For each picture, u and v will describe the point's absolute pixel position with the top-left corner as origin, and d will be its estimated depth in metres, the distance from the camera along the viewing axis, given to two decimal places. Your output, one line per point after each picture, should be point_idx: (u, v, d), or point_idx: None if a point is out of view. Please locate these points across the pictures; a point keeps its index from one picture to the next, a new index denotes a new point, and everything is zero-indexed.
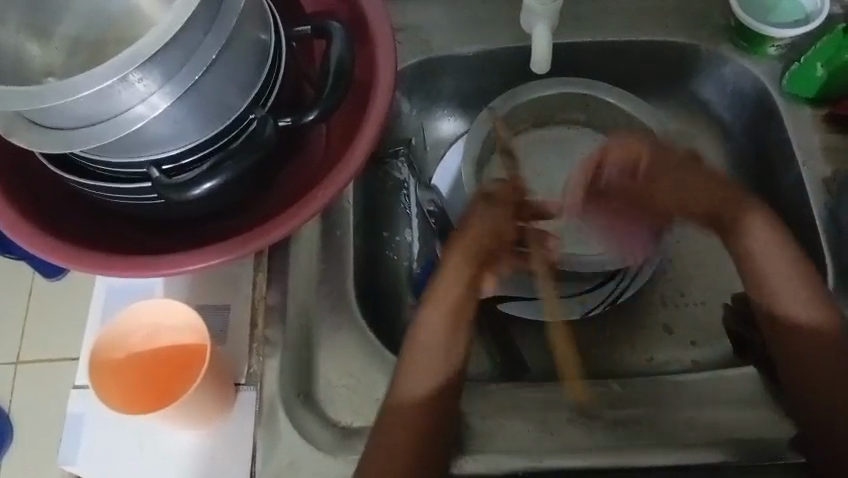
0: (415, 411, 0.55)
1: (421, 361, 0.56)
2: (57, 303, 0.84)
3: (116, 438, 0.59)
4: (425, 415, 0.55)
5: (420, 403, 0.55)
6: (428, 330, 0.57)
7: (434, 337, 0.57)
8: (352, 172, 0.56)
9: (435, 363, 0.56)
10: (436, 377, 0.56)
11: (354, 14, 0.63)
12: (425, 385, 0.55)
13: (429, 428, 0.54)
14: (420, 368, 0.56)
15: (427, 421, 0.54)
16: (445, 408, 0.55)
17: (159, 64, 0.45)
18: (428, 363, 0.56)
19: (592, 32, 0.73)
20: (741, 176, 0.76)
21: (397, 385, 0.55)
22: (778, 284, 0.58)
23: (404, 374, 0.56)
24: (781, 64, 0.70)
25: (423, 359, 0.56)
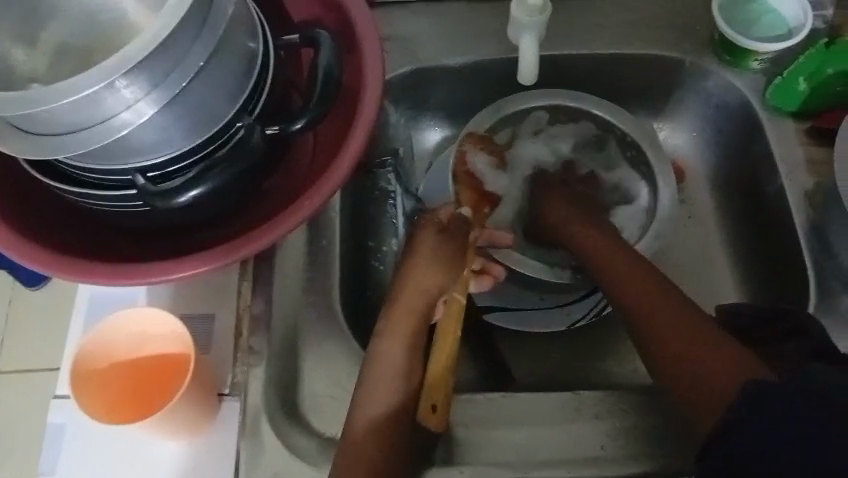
0: (372, 432, 0.54)
1: (381, 375, 0.56)
2: (39, 313, 0.81)
3: (97, 449, 0.58)
4: (390, 429, 0.54)
5: (382, 418, 0.54)
6: (386, 348, 0.57)
7: (392, 355, 0.57)
8: (338, 181, 0.56)
9: (390, 385, 0.56)
10: (393, 399, 0.55)
11: (342, 22, 0.62)
12: (385, 399, 0.55)
13: (394, 440, 0.54)
14: (379, 383, 0.55)
15: (391, 434, 0.54)
16: (403, 428, 0.55)
17: (146, 71, 0.45)
18: (388, 377, 0.56)
19: (577, 44, 0.74)
20: (725, 188, 0.77)
21: (358, 401, 0.55)
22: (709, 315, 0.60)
23: (362, 396, 0.55)
24: (764, 78, 0.71)
25: (380, 375, 0.56)
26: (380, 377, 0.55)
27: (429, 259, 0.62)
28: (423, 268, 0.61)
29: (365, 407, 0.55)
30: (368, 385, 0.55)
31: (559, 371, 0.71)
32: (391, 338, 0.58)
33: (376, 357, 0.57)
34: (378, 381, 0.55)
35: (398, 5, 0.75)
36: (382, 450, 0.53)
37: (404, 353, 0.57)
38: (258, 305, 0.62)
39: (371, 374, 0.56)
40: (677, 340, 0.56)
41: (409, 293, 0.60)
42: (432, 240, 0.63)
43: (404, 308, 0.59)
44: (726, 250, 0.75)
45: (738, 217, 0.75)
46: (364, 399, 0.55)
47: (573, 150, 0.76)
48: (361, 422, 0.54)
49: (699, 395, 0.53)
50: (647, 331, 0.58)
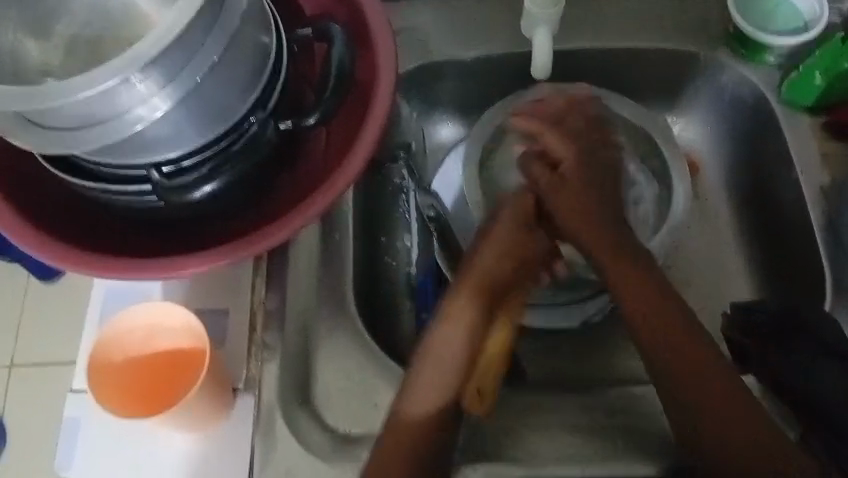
0: (414, 431, 0.53)
1: (431, 378, 0.54)
2: (52, 306, 0.82)
3: (113, 443, 0.59)
4: (432, 431, 0.53)
5: (426, 420, 0.54)
6: (443, 345, 0.55)
7: (450, 352, 0.55)
8: (351, 175, 0.56)
9: (439, 385, 0.54)
10: (439, 401, 0.54)
11: (355, 17, 0.62)
12: (431, 404, 0.54)
13: (432, 445, 0.53)
14: (427, 385, 0.54)
15: (430, 438, 0.53)
16: (442, 432, 0.54)
17: (160, 65, 0.45)
18: (438, 380, 0.54)
19: (591, 37, 0.73)
20: (740, 182, 0.76)
21: (402, 402, 0.54)
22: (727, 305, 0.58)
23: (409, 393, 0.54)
24: (778, 72, 0.70)
25: (431, 375, 0.55)
26: (431, 376, 0.54)
27: (498, 252, 0.59)
28: (494, 262, 0.58)
29: (411, 408, 0.54)
30: (416, 386, 0.54)
31: (571, 367, 0.71)
32: (453, 332, 0.56)
33: (429, 355, 0.55)
34: (426, 383, 0.54)
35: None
36: (421, 453, 0.53)
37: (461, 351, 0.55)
38: (271, 300, 0.62)
39: (422, 373, 0.55)
40: (690, 379, 0.53)
41: (475, 289, 0.57)
42: (504, 230, 0.59)
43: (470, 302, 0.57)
44: (740, 246, 0.75)
45: (752, 212, 0.75)
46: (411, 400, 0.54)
47: None
48: (403, 426, 0.53)
49: (713, 427, 0.52)
50: (664, 359, 0.54)
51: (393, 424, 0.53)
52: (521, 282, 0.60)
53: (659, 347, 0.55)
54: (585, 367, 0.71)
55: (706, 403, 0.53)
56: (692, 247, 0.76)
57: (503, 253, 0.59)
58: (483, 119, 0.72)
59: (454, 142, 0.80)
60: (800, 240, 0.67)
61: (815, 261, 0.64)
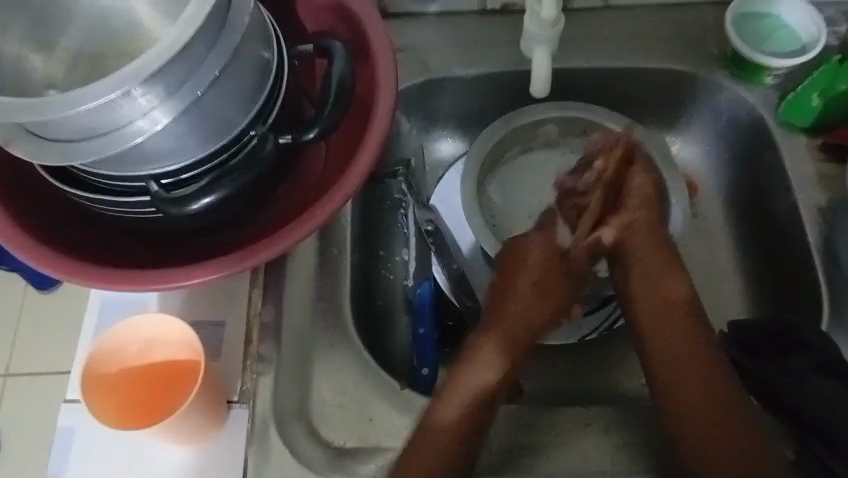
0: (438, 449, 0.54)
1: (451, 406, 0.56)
2: (49, 316, 0.82)
3: (106, 453, 0.59)
4: (458, 442, 0.54)
5: (455, 429, 0.55)
6: (475, 365, 0.58)
7: (488, 364, 0.58)
8: (350, 189, 0.57)
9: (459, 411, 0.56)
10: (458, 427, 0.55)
11: (357, 34, 0.63)
12: (462, 415, 0.55)
13: (456, 457, 0.54)
14: (465, 393, 0.56)
15: (457, 446, 0.54)
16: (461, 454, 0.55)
17: (162, 79, 0.45)
18: (472, 388, 0.57)
19: (590, 56, 0.74)
20: (737, 202, 0.77)
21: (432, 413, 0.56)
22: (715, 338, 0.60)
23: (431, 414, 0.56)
24: (776, 93, 0.71)
25: (468, 386, 0.57)
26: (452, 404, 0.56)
27: (544, 281, 0.63)
28: (528, 301, 0.62)
29: (438, 418, 0.55)
30: (450, 398, 0.56)
31: (569, 383, 0.71)
32: (489, 353, 0.59)
33: (464, 374, 0.58)
34: (462, 394, 0.56)
35: (410, 17, 0.76)
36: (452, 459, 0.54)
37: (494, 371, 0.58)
38: (267, 313, 0.62)
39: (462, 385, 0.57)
40: (702, 390, 0.56)
41: (516, 315, 0.61)
42: (543, 258, 0.63)
43: (503, 331, 0.60)
44: (738, 265, 0.75)
45: (750, 232, 0.75)
46: (444, 411, 0.55)
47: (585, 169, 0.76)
48: (433, 431, 0.54)
49: (712, 443, 0.54)
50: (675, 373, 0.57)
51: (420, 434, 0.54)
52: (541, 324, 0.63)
53: (668, 361, 0.58)
54: (581, 384, 0.71)
55: (710, 416, 0.55)
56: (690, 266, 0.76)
57: (545, 284, 0.63)
58: (484, 134, 0.72)
59: (453, 158, 0.80)
60: (797, 260, 0.67)
61: (811, 280, 0.65)
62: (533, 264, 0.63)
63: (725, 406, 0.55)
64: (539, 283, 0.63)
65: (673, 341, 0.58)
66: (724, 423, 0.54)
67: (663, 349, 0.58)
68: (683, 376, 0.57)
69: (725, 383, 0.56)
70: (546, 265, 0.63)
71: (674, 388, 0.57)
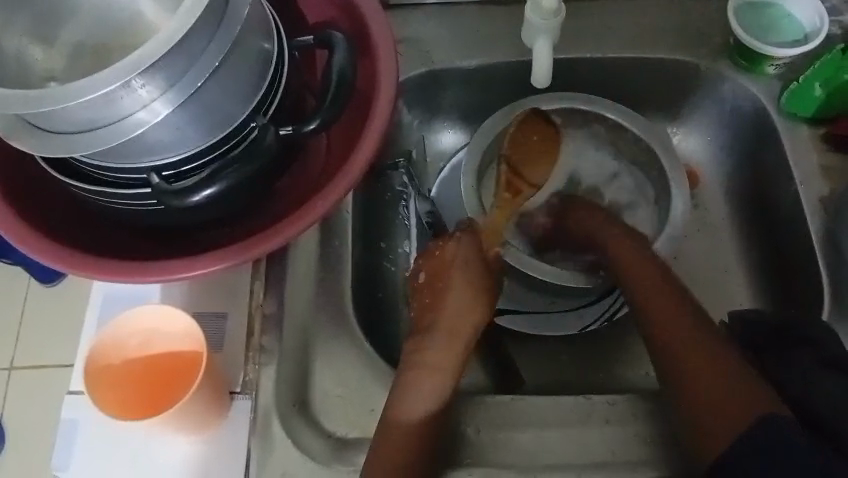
0: (407, 436, 0.54)
1: (417, 393, 0.56)
2: (52, 309, 0.83)
3: (110, 445, 0.59)
4: (422, 441, 0.55)
5: (419, 425, 0.55)
6: (431, 355, 0.58)
7: (438, 360, 0.58)
8: (350, 181, 0.57)
9: (423, 397, 0.56)
10: (423, 413, 0.55)
11: (357, 26, 0.63)
12: (421, 412, 0.55)
13: (421, 448, 0.54)
14: (417, 389, 0.56)
15: (419, 442, 0.54)
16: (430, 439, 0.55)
17: (162, 71, 0.45)
18: (427, 383, 0.57)
19: (592, 47, 0.74)
20: (739, 192, 0.77)
21: (394, 405, 0.56)
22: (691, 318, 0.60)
23: (401, 397, 0.56)
24: (779, 83, 0.71)
25: (423, 383, 0.57)
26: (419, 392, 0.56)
27: (465, 278, 0.62)
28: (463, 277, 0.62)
29: (403, 414, 0.55)
30: (406, 392, 0.56)
31: (571, 374, 0.71)
32: (440, 345, 0.59)
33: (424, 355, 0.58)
34: (418, 387, 0.56)
35: (411, 8, 0.75)
36: (418, 455, 0.54)
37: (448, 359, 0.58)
38: (269, 304, 0.62)
39: (418, 375, 0.57)
40: (701, 369, 0.55)
41: (452, 313, 0.60)
42: (466, 256, 0.62)
43: (447, 327, 0.60)
44: (739, 256, 0.75)
45: (751, 223, 0.75)
46: (400, 405, 0.55)
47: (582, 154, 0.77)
48: (395, 427, 0.55)
49: (720, 421, 0.52)
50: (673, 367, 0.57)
51: (385, 427, 0.55)
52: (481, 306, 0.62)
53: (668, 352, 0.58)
54: (584, 375, 0.71)
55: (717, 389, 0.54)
56: (691, 257, 0.76)
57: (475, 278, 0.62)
58: (491, 121, 0.72)
59: (456, 149, 0.81)
60: (800, 251, 0.67)
61: (815, 271, 0.64)
62: (455, 262, 0.62)
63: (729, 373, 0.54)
64: (467, 280, 0.62)
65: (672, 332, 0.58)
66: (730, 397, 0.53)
67: (663, 341, 0.58)
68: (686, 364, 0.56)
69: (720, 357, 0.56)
70: (467, 263, 0.62)
71: (677, 377, 0.56)
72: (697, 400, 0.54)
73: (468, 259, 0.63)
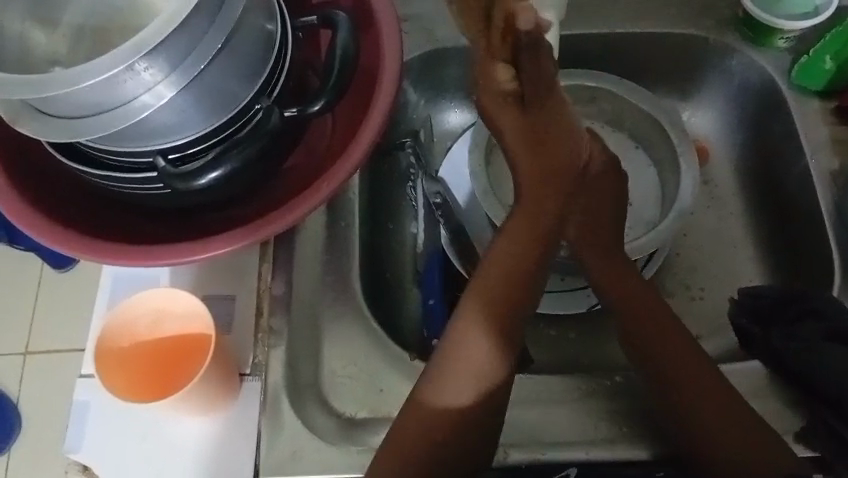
0: (444, 419, 0.53)
1: (464, 371, 0.53)
2: (66, 294, 0.87)
3: (122, 426, 0.59)
4: (460, 433, 0.53)
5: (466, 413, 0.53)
6: (474, 326, 0.55)
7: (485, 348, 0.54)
8: (355, 161, 0.56)
9: (475, 375, 0.53)
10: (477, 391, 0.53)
11: (359, 5, 0.62)
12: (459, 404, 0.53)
13: (451, 443, 0.53)
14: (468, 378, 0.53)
15: (458, 435, 0.53)
16: (472, 425, 0.53)
17: (164, 53, 0.45)
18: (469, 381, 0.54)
19: (599, 22, 0.73)
20: (747, 166, 0.76)
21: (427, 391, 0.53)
22: (664, 326, 0.58)
23: (441, 380, 0.53)
24: (789, 56, 0.70)
25: (474, 360, 0.54)
26: (459, 373, 0.53)
27: (521, 251, 0.57)
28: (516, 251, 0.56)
29: (437, 396, 0.53)
30: (449, 376, 0.53)
31: (581, 354, 0.70)
32: (485, 326, 0.55)
33: (466, 333, 0.55)
34: (462, 374, 0.53)
35: None
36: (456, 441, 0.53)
37: (494, 348, 0.54)
38: (277, 286, 0.61)
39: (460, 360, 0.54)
40: (673, 349, 0.57)
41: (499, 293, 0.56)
42: (517, 234, 0.57)
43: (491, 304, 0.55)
44: (748, 234, 0.75)
45: (759, 197, 0.74)
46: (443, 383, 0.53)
47: (620, 86, 0.72)
48: (439, 401, 0.53)
49: (726, 433, 0.53)
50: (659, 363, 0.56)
51: (415, 406, 0.53)
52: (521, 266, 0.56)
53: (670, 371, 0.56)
54: (594, 353, 0.71)
55: (686, 364, 0.56)
56: (698, 234, 0.75)
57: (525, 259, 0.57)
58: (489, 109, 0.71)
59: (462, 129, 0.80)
60: (809, 226, 0.66)
61: (824, 246, 0.64)
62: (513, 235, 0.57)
63: (699, 371, 0.56)
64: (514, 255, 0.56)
65: (662, 352, 0.57)
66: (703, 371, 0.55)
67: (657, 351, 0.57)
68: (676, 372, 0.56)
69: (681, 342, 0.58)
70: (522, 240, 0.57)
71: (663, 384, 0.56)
72: (690, 399, 0.54)
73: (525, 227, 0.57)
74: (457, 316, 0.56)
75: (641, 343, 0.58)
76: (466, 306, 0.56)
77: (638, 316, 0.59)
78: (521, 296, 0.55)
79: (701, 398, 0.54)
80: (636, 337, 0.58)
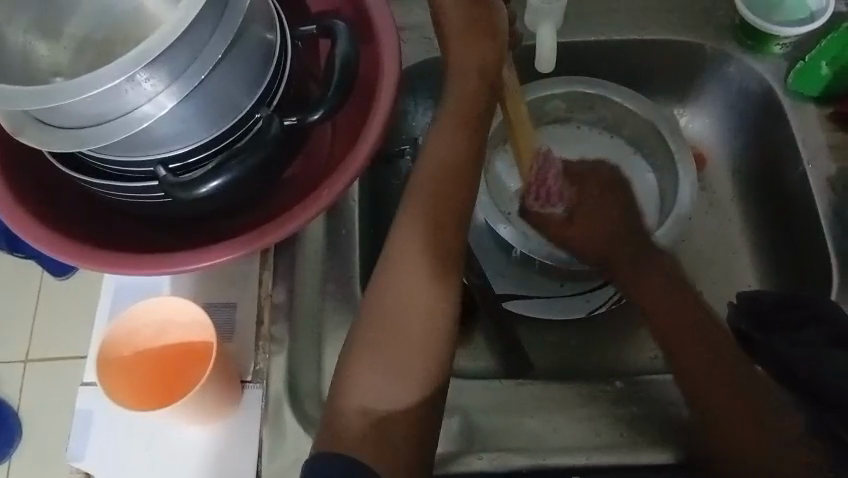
0: (403, 417, 0.49)
1: (388, 353, 0.51)
2: (65, 301, 0.87)
3: (124, 434, 0.60)
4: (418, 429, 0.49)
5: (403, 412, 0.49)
6: (395, 295, 0.53)
7: (407, 337, 0.52)
8: (354, 169, 0.56)
9: (407, 359, 0.51)
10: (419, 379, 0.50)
11: (359, 13, 0.63)
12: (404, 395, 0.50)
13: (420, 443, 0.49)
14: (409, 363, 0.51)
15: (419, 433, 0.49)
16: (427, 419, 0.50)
17: (165, 63, 0.46)
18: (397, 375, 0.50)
19: (597, 29, 0.73)
20: (745, 171, 0.77)
21: (359, 390, 0.50)
22: (678, 318, 0.58)
23: (372, 371, 0.50)
24: (786, 63, 0.70)
25: (403, 353, 0.51)
26: (388, 358, 0.51)
27: (424, 235, 0.55)
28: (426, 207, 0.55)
29: (377, 392, 0.50)
30: (378, 366, 0.51)
31: (579, 360, 0.71)
32: (412, 295, 0.53)
33: (386, 310, 0.52)
34: (389, 359, 0.51)
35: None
36: (410, 444, 0.48)
37: (422, 320, 0.52)
38: (279, 293, 0.62)
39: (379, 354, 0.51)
40: (691, 342, 0.57)
41: (417, 278, 0.53)
42: (432, 199, 0.55)
43: (407, 274, 0.54)
44: (746, 238, 0.75)
45: (757, 202, 0.75)
46: (358, 381, 0.50)
47: (618, 93, 0.73)
48: (384, 395, 0.50)
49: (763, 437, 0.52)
50: (685, 363, 0.57)
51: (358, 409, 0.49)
52: (433, 222, 0.55)
53: (701, 373, 0.56)
54: (594, 358, 0.71)
55: (710, 364, 0.56)
56: (696, 240, 0.76)
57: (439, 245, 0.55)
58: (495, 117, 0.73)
59: None
60: (807, 230, 0.67)
61: (822, 251, 0.64)
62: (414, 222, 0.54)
63: (725, 373, 0.55)
64: (430, 212, 0.55)
65: (685, 350, 0.57)
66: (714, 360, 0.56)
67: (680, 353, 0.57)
68: (704, 376, 0.56)
69: (715, 340, 0.57)
70: (425, 227, 0.54)
71: (696, 392, 0.56)
72: (721, 403, 0.54)
73: (427, 216, 0.55)
74: (376, 291, 0.53)
75: (666, 343, 0.58)
76: (381, 283, 0.54)
77: (664, 315, 0.59)
78: (444, 244, 0.55)
79: (735, 400, 0.54)
80: (665, 339, 0.59)
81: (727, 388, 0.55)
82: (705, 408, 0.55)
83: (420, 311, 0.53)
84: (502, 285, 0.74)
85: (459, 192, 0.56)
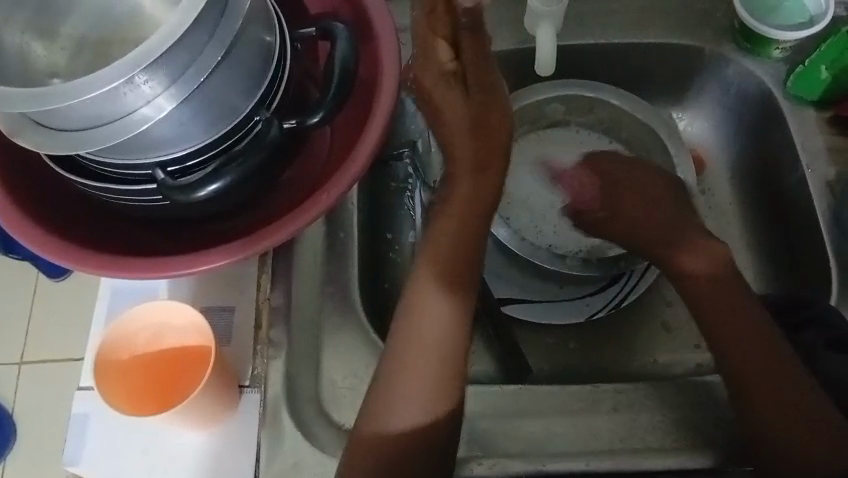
0: (418, 436, 0.54)
1: (413, 378, 0.55)
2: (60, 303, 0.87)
3: (121, 438, 0.59)
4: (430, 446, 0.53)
5: (418, 434, 0.54)
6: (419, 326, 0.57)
7: (425, 364, 0.56)
8: (354, 172, 0.56)
9: (428, 386, 0.55)
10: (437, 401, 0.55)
11: (358, 15, 0.62)
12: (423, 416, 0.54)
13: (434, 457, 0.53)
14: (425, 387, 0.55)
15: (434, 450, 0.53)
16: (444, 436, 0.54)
17: (164, 65, 0.45)
18: (416, 396, 0.55)
19: (597, 32, 0.73)
20: (744, 174, 0.77)
21: (382, 409, 0.54)
22: (722, 300, 0.60)
23: (396, 393, 0.54)
24: (785, 66, 0.70)
25: (424, 379, 0.55)
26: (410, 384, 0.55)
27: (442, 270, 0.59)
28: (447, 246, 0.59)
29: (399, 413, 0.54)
30: (401, 391, 0.55)
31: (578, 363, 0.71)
32: (433, 325, 0.57)
33: (410, 339, 0.57)
34: (411, 382, 0.55)
35: None
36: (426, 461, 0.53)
37: (441, 348, 0.57)
38: (277, 297, 0.62)
39: (400, 376, 0.55)
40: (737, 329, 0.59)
41: (430, 304, 0.57)
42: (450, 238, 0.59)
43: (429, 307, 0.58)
44: (745, 241, 0.75)
45: (756, 205, 0.75)
46: (385, 399, 0.54)
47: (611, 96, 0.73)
48: (405, 414, 0.54)
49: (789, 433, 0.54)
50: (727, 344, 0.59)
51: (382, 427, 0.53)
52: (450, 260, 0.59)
53: (740, 357, 0.57)
54: (593, 361, 0.70)
55: (754, 352, 0.57)
56: None
57: (453, 267, 0.59)
58: None
59: None
60: (807, 234, 0.66)
61: (822, 255, 0.64)
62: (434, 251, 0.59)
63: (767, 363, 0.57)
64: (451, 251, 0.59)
65: (733, 335, 0.58)
66: (759, 358, 0.57)
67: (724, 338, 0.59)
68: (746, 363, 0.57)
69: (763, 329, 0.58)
70: (442, 263, 0.59)
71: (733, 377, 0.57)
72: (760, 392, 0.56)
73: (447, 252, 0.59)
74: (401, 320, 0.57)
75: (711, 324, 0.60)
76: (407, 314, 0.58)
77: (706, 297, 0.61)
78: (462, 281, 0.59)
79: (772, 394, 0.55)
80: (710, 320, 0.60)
81: (768, 377, 0.56)
82: (749, 402, 0.55)
83: (438, 341, 0.57)
84: (500, 287, 0.74)
85: (470, 227, 0.60)
